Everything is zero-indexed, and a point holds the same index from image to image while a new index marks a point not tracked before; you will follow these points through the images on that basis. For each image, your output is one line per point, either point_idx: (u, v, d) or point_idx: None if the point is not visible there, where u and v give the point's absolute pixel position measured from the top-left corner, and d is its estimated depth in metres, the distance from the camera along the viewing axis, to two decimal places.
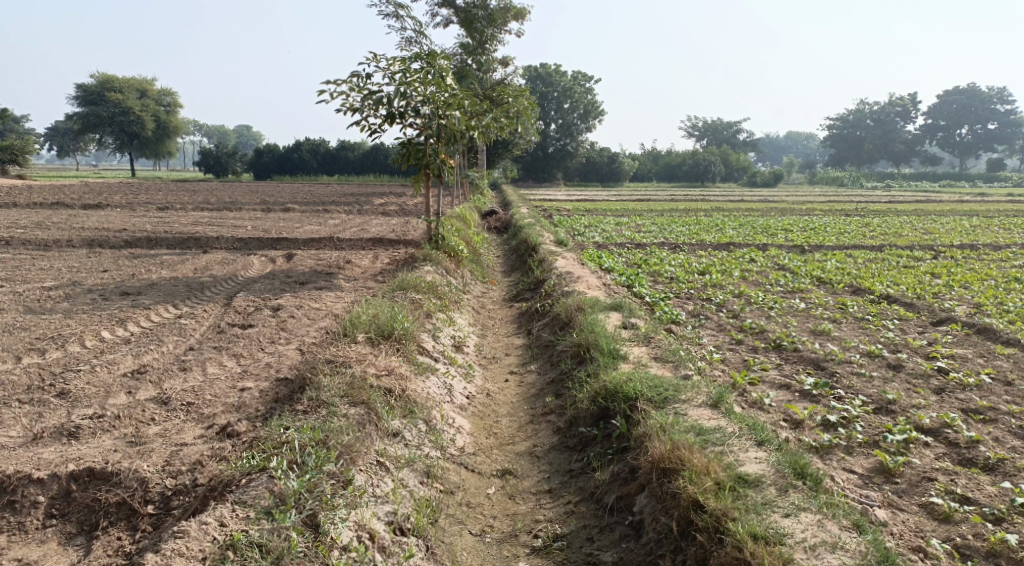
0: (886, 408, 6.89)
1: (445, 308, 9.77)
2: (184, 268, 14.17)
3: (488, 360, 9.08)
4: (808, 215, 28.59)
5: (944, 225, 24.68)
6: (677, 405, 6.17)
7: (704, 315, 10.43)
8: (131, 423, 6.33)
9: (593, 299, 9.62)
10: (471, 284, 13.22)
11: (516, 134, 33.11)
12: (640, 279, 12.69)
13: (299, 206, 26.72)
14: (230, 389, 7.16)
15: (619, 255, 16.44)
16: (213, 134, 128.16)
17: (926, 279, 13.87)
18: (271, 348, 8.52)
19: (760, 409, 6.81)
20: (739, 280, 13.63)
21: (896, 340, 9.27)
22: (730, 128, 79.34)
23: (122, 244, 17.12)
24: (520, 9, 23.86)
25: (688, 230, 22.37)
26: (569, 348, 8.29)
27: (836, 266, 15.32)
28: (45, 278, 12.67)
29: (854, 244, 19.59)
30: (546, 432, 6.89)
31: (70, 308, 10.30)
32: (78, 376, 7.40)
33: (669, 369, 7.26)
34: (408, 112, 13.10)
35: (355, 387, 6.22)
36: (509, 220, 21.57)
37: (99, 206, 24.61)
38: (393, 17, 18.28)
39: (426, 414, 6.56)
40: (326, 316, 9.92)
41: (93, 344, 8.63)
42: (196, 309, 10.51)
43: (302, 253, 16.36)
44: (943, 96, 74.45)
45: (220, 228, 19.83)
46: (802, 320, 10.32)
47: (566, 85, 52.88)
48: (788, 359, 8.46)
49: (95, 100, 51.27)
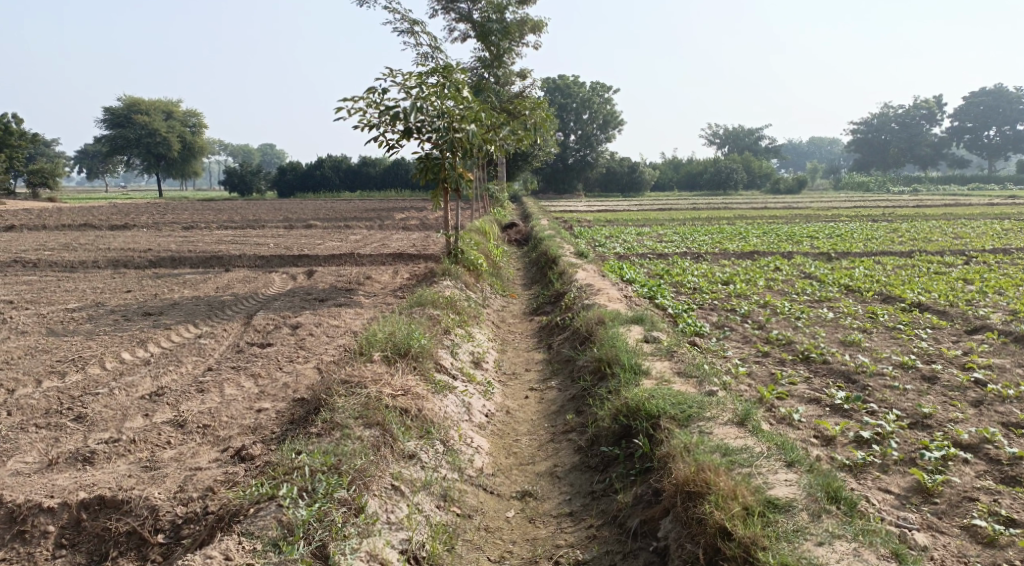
0: (922, 423, 6.63)
1: (464, 323, 9.63)
2: (206, 287, 14.18)
3: (508, 377, 8.93)
4: (834, 221, 28.17)
5: (975, 229, 24.15)
6: (701, 423, 5.97)
7: (729, 326, 10.20)
8: (146, 447, 6.25)
9: (614, 313, 9.44)
10: (491, 298, 13.09)
11: (536, 146, 33.07)
12: (662, 291, 12.47)
13: (321, 222, 26.80)
14: (246, 410, 7.06)
15: (641, 265, 16.23)
16: (238, 153, 129.91)
17: (958, 286, 13.53)
18: (289, 368, 8.41)
19: (790, 426, 6.59)
20: (764, 290, 13.36)
21: (929, 350, 8.99)
22: (752, 135, 78.75)
23: (146, 264, 17.22)
24: (537, 21, 23.82)
25: (711, 238, 22.10)
26: (590, 363, 8.11)
27: (865, 274, 14.98)
28: (70, 300, 12.71)
29: (882, 250, 19.19)
30: (567, 451, 6.72)
31: (92, 329, 10.30)
32: (96, 399, 7.35)
33: (693, 385, 7.04)
34: (424, 126, 13.04)
35: (370, 408, 6.09)
36: (529, 233, 21.44)
37: (125, 226, 24.87)
38: (409, 33, 18.27)
39: (443, 435, 6.42)
40: (345, 333, 9.82)
41: (113, 366, 8.59)
42: (216, 328, 10.47)
43: (323, 270, 16.34)
44: (970, 97, 73.33)
45: (243, 246, 19.90)
46: (830, 330, 10.06)
47: (585, 96, 52.80)
48: (817, 371, 8.22)
49: (122, 123, 52.15)
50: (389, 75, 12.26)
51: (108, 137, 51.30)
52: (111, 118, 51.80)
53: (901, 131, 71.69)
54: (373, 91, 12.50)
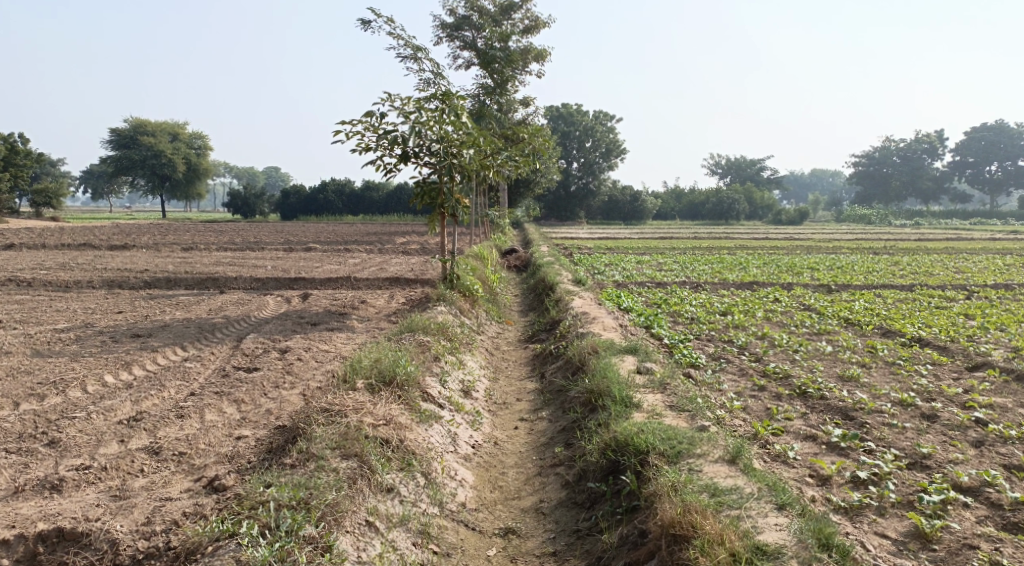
0: (921, 464, 6.43)
1: (455, 350, 9.44)
2: (199, 309, 14.01)
3: (498, 406, 8.72)
4: (835, 253, 28.05)
5: (976, 264, 24.02)
6: (691, 460, 5.76)
7: (725, 358, 10.00)
8: (118, 476, 6.05)
9: (608, 342, 9.25)
10: (486, 324, 12.92)
11: (538, 172, 33.08)
12: (659, 320, 12.30)
13: (321, 245, 26.71)
14: (225, 437, 6.86)
15: (639, 294, 16.10)
16: (243, 176, 130.80)
17: (959, 321, 13.35)
18: (273, 394, 8.21)
19: (784, 464, 6.38)
20: (763, 321, 13.18)
21: (929, 387, 8.78)
22: (754, 166, 78.98)
23: (141, 285, 17.07)
24: (541, 50, 23.83)
25: (711, 268, 21.96)
26: (582, 394, 7.91)
27: (865, 307, 14.83)
28: (59, 320, 12.54)
29: (883, 283, 19.05)
30: (554, 485, 6.50)
31: (78, 351, 10.10)
32: (72, 423, 7.14)
33: (685, 419, 6.82)
34: (422, 151, 12.94)
35: (348, 438, 5.92)
36: (528, 259, 21.32)
37: (125, 247, 24.77)
38: (413, 59, 18.31)
39: (425, 467, 6.22)
40: (334, 359, 9.62)
41: (94, 390, 8.38)
42: (204, 351, 10.28)
43: (318, 293, 16.21)
44: (971, 132, 73.55)
45: (240, 268, 19.75)
46: (829, 365, 9.86)
47: (588, 125, 53.00)
48: (814, 407, 8.00)
49: (129, 144, 52.40)
50: (387, 99, 12.20)
51: (114, 158, 51.53)
52: (118, 140, 52.12)
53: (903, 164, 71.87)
54: (372, 116, 12.44)
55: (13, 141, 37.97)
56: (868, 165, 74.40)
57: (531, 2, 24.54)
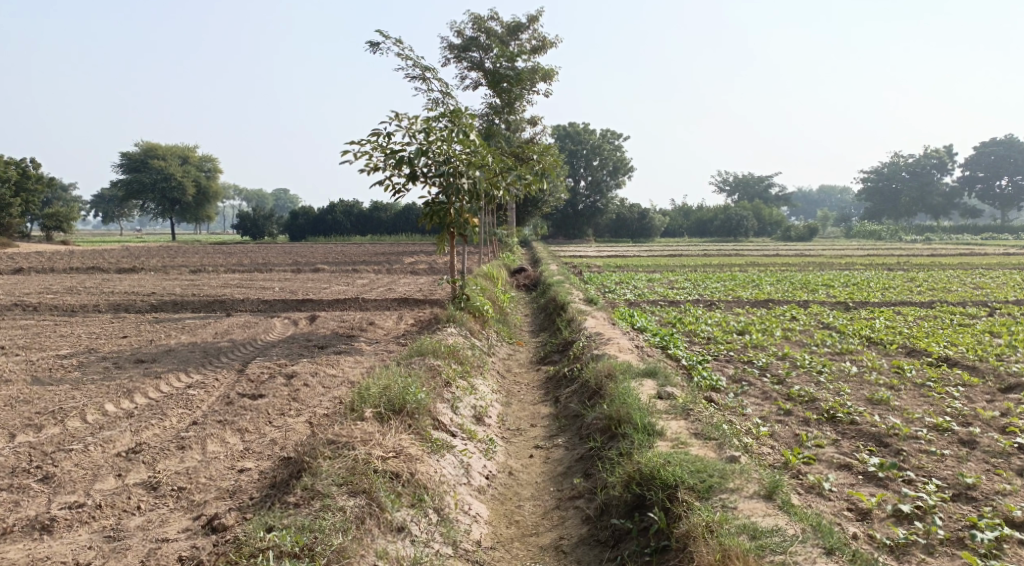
0: (965, 496, 6.06)
1: (467, 374, 9.08)
2: (205, 333, 13.73)
3: (512, 433, 8.36)
4: (849, 270, 27.60)
5: (994, 280, 23.55)
6: (724, 495, 5.39)
7: (747, 380, 9.59)
8: (112, 514, 5.71)
9: (625, 365, 8.86)
10: (497, 346, 12.55)
11: (546, 191, 32.87)
12: (675, 340, 11.91)
13: (329, 266, 26.41)
14: (227, 470, 6.52)
15: (653, 313, 15.74)
16: (253, 198, 131.29)
17: (985, 340, 12.90)
18: (279, 422, 7.87)
19: (820, 497, 6.01)
20: (782, 341, 12.79)
21: (964, 410, 8.37)
22: (762, 183, 78.55)
23: (147, 308, 16.81)
24: (549, 70, 23.58)
25: (723, 286, 21.58)
26: (600, 420, 7.52)
27: (886, 325, 14.39)
28: (63, 346, 12.24)
29: (901, 300, 18.60)
30: (574, 521, 6.13)
31: (80, 378, 9.77)
32: (68, 456, 6.82)
33: (712, 449, 6.42)
34: (431, 171, 12.65)
35: (356, 473, 5.60)
36: (538, 278, 20.99)
37: (132, 270, 24.54)
38: (421, 79, 18.13)
39: (437, 502, 5.87)
40: (342, 384, 9.27)
41: (94, 419, 8.06)
42: (209, 377, 9.94)
43: (325, 314, 15.92)
44: (981, 147, 72.91)
45: (248, 290, 19.47)
46: (855, 387, 9.43)
47: (595, 143, 52.74)
48: (845, 433, 7.61)
49: (138, 168, 52.48)
50: (395, 118, 11.94)
51: (125, 181, 51.60)
52: (128, 163, 52.23)
53: (912, 180, 71.36)
54: (378, 135, 12.18)
55: (25, 166, 37.87)
56: (877, 181, 73.93)
57: (538, 22, 24.41)
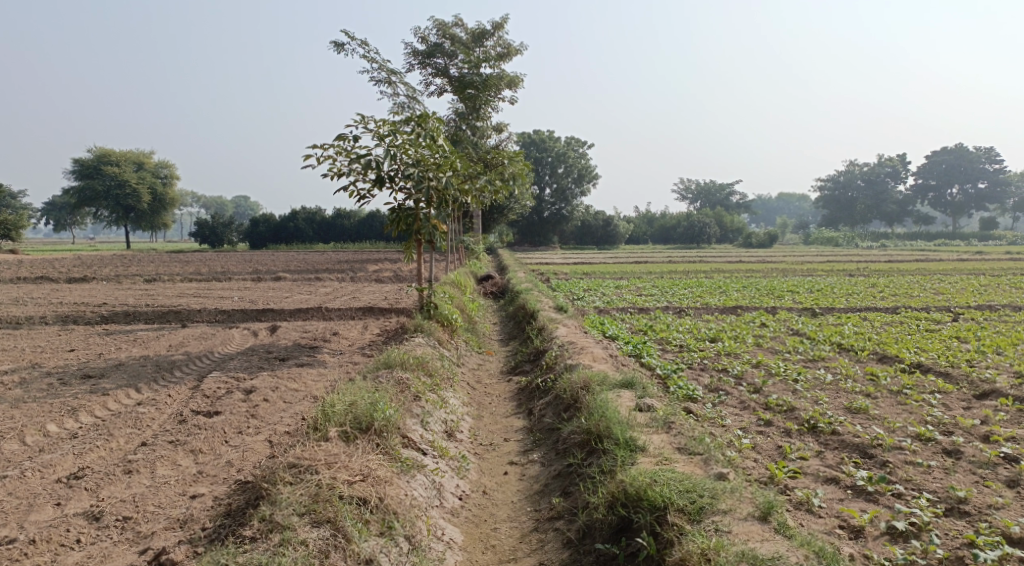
0: (958, 511, 5.86)
1: (437, 388, 8.66)
2: (159, 345, 13.14)
3: (484, 448, 7.97)
4: (810, 276, 27.69)
5: (953, 285, 23.72)
6: (716, 518, 5.17)
7: (723, 390, 9.28)
8: (48, 550, 5.41)
9: (601, 375, 8.49)
10: (466, 356, 12.15)
11: (512, 197, 32.54)
12: (648, 349, 11.61)
13: (290, 274, 25.72)
14: (178, 497, 6.09)
15: (623, 321, 15.45)
16: (210, 205, 129.11)
17: (954, 345, 12.81)
18: (235, 441, 7.41)
19: (810, 514, 5.79)
20: (754, 348, 12.55)
21: (944, 418, 8.17)
22: (722, 191, 79.22)
23: (98, 320, 16.08)
24: (514, 77, 23.28)
25: (691, 293, 21.41)
26: (577, 434, 7.16)
27: (856, 332, 14.25)
28: (4, 361, 11.55)
29: (866, 306, 18.54)
30: (555, 544, 5.82)
31: (21, 396, 9.17)
32: (2, 485, 6.37)
33: (697, 465, 6.11)
34: (398, 176, 12.20)
35: (319, 500, 5.23)
36: (505, 285, 20.62)
37: (84, 279, 23.62)
38: (386, 83, 17.76)
39: (409, 529, 5.49)
40: (304, 399, 8.80)
41: (34, 441, 7.54)
42: (161, 393, 9.39)
43: (287, 325, 15.37)
44: (932, 155, 74.32)
45: (205, 300, 18.79)
46: (833, 395, 9.17)
47: (559, 151, 52.46)
48: (828, 444, 7.33)
49: (91, 175, 50.99)
50: (361, 122, 11.48)
51: (77, 188, 50.16)
52: (80, 169, 50.71)
53: (867, 188, 72.50)
54: (343, 139, 11.73)
55: None
56: (834, 189, 75.06)
57: (503, 29, 24.13)
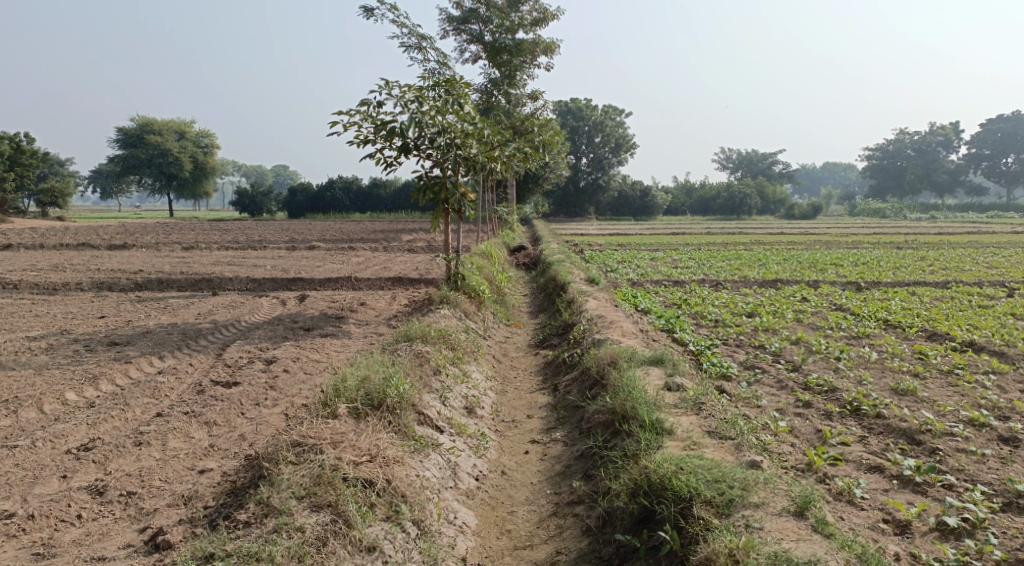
0: (1017, 506, 5.40)
1: (458, 361, 8.33)
2: (188, 313, 13.01)
3: (506, 425, 7.64)
4: (856, 248, 26.73)
5: (1007, 258, 22.68)
6: (746, 512, 4.80)
7: (760, 367, 8.81)
8: (47, 526, 5.23)
9: (630, 351, 8.08)
10: (493, 328, 11.83)
11: (548, 167, 31.95)
12: (681, 324, 11.14)
13: (324, 244, 25.56)
14: (185, 471, 5.87)
15: (657, 293, 14.96)
16: (251, 174, 130.29)
17: (1008, 322, 12.08)
18: (251, 414, 7.18)
19: (851, 506, 5.37)
20: (794, 324, 11.98)
21: (999, 402, 7.60)
22: (765, 161, 77.36)
23: (131, 287, 16.06)
24: (549, 43, 22.66)
25: (729, 265, 20.77)
26: (602, 414, 6.78)
27: (903, 307, 13.58)
28: (34, 327, 11.49)
29: (914, 280, 17.73)
30: (573, 532, 5.50)
31: (45, 362, 9.06)
32: (11, 454, 6.22)
33: (729, 451, 5.71)
34: (423, 144, 11.81)
35: (321, 483, 4.99)
36: (538, 256, 20.22)
37: (123, 246, 23.75)
38: (417, 49, 17.29)
39: (417, 513, 5.24)
40: (324, 371, 8.55)
41: (52, 410, 7.40)
42: (182, 362, 9.22)
43: (316, 294, 15.19)
44: (988, 124, 71.60)
45: (238, 268, 18.71)
46: (878, 376, 8.63)
47: (597, 119, 51.52)
48: (872, 429, 6.84)
49: (135, 143, 51.39)
50: (385, 88, 11.09)
51: (121, 157, 50.63)
52: (123, 138, 51.17)
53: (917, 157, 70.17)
54: (367, 105, 11.37)
55: (19, 140, 35.27)
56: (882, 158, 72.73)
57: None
